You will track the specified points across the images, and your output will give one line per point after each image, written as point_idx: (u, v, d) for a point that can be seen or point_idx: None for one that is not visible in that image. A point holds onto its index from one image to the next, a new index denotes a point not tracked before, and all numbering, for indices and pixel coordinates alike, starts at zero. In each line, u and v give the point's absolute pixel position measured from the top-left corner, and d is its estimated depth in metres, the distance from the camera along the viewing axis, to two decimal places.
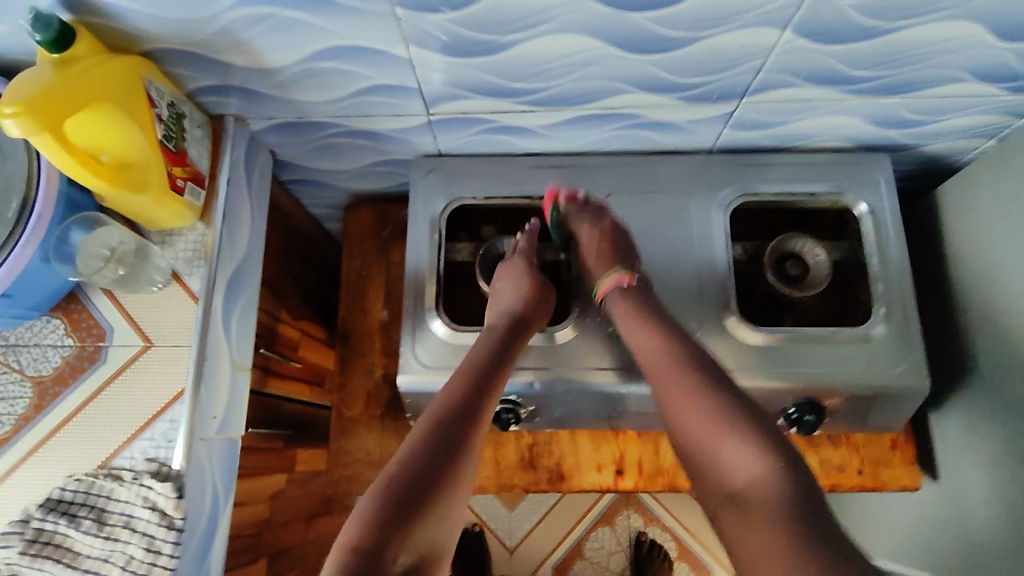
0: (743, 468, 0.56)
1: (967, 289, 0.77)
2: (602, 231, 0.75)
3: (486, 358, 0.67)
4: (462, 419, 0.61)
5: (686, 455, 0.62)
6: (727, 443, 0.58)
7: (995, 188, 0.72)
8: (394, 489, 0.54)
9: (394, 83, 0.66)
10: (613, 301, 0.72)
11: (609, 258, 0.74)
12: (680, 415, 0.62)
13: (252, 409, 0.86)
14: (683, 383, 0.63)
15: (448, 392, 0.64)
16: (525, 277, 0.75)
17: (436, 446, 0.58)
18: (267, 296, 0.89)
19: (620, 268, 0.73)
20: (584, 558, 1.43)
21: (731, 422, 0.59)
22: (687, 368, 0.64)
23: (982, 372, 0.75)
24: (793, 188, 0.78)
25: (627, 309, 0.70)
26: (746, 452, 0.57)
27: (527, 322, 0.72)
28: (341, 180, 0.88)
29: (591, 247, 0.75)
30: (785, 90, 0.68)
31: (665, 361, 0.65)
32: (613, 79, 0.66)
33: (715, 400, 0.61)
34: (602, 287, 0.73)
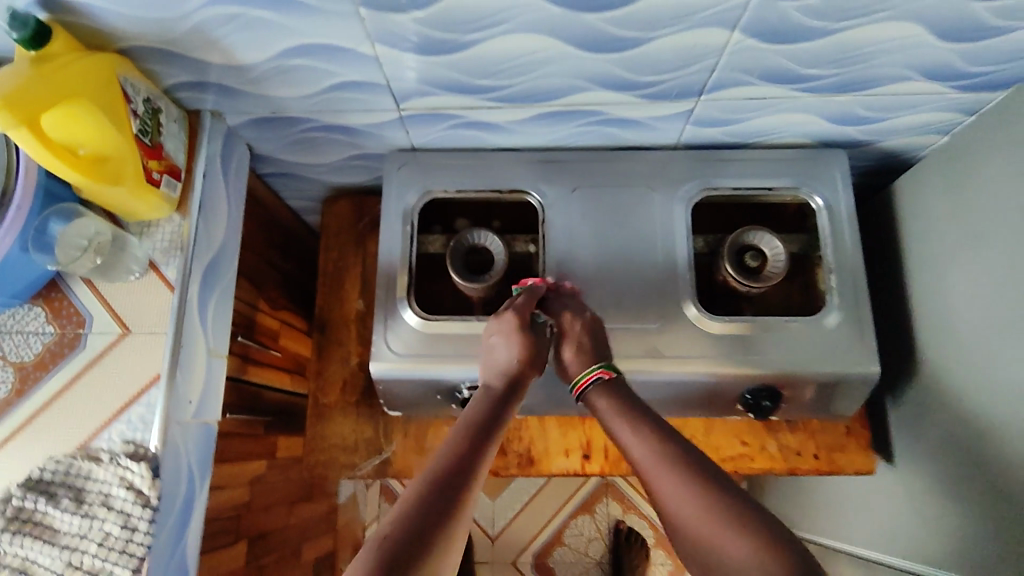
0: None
1: (919, 280, 0.80)
2: (584, 323, 0.70)
3: (484, 417, 0.60)
4: (462, 475, 0.52)
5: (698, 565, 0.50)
6: (734, 544, 0.47)
7: (946, 183, 0.75)
8: (387, 553, 0.45)
9: (363, 80, 0.68)
10: (593, 400, 0.63)
11: (587, 356, 0.67)
12: (675, 518, 0.51)
13: (231, 396, 0.88)
14: (670, 477, 0.52)
15: (444, 446, 0.55)
16: (517, 337, 0.67)
17: (435, 505, 0.49)
18: (246, 286, 0.91)
19: (602, 364, 0.65)
20: (564, 545, 1.46)
21: (728, 513, 0.49)
22: (675, 460, 0.53)
23: (933, 362, 0.78)
24: (753, 183, 0.81)
25: (612, 406, 0.61)
26: (754, 556, 0.46)
27: (522, 383, 0.66)
28: (318, 174, 0.91)
29: (570, 339, 0.68)
30: (740, 88, 0.70)
31: (651, 454, 0.54)
32: (574, 77, 0.68)
33: (723, 498, 0.50)
34: (583, 379, 0.65)
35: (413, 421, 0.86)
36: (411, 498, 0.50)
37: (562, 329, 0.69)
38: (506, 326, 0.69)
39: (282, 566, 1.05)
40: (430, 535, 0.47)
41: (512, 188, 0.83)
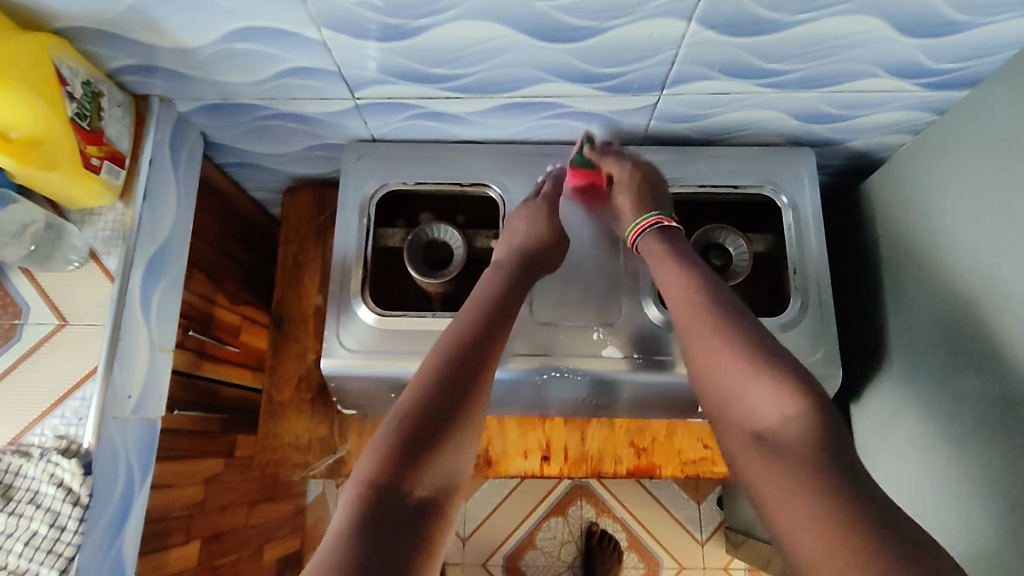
0: (775, 409, 0.55)
1: (887, 282, 0.78)
2: (633, 173, 0.75)
3: (498, 296, 0.66)
4: (479, 350, 0.60)
5: (710, 397, 0.60)
6: (757, 382, 0.56)
7: (912, 182, 0.74)
8: (398, 430, 0.53)
9: (313, 65, 0.66)
10: (649, 242, 0.71)
11: (642, 202, 0.73)
12: (709, 355, 0.60)
13: (183, 391, 0.85)
14: (710, 329, 0.60)
15: (460, 322, 0.62)
16: (544, 215, 0.75)
17: (453, 376, 0.57)
18: (203, 279, 0.88)
19: (655, 212, 0.72)
20: (536, 548, 1.43)
21: (761, 362, 0.57)
22: (716, 308, 0.61)
23: (898, 366, 0.76)
24: (718, 181, 0.80)
25: (660, 249, 0.69)
26: (772, 394, 0.55)
27: (541, 259, 0.72)
28: (278, 164, 0.88)
29: (628, 189, 0.74)
30: (703, 82, 0.69)
31: (693, 301, 0.62)
32: (531, 67, 0.66)
33: (750, 348, 0.58)
34: (640, 225, 0.72)
35: (369, 420, 0.84)
36: (434, 368, 0.57)
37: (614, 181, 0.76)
38: (539, 207, 0.76)
39: (239, 567, 1.02)
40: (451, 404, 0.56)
41: (472, 181, 0.81)
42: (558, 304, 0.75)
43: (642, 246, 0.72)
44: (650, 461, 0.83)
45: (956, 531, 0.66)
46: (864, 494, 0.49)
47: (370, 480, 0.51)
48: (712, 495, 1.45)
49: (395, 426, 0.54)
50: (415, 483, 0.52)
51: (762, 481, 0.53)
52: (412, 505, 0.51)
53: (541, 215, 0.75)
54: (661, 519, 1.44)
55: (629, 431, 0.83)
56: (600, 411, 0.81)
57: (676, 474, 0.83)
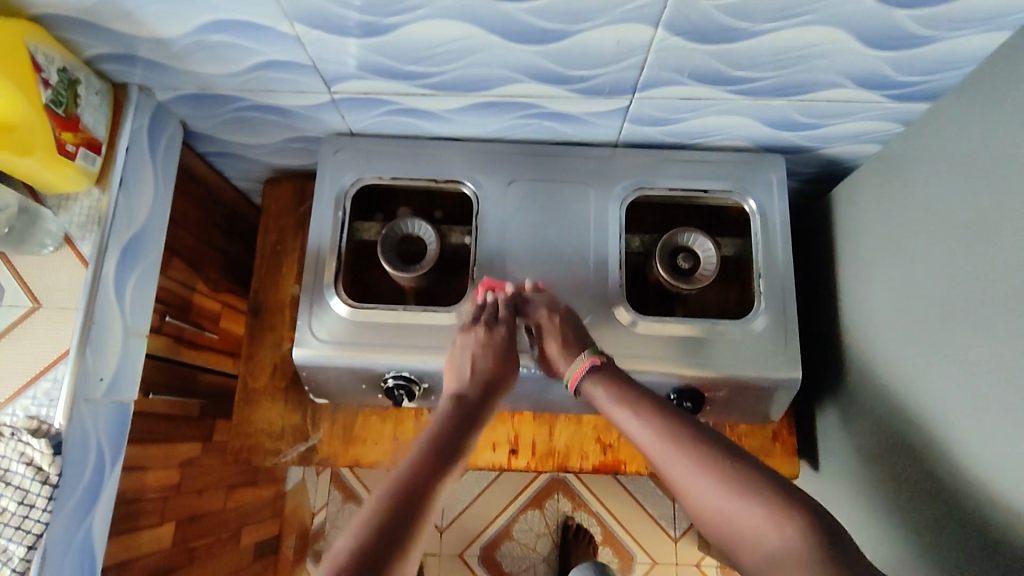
0: (772, 533, 0.51)
1: (849, 290, 0.80)
2: (561, 315, 0.72)
3: (451, 432, 0.61)
4: (428, 485, 0.54)
5: (710, 529, 0.56)
6: (745, 506, 0.53)
7: (876, 193, 0.75)
8: None
9: (288, 59, 0.67)
10: (590, 388, 0.68)
11: (569, 347, 0.71)
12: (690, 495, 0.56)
13: (161, 375, 0.87)
14: (678, 458, 0.58)
15: (410, 459, 0.57)
16: (490, 346, 0.71)
17: (400, 518, 0.51)
18: (183, 266, 0.90)
19: (589, 351, 0.70)
20: (512, 539, 1.45)
21: (736, 482, 0.54)
22: (675, 437, 0.59)
23: (855, 373, 0.78)
24: (689, 184, 0.81)
25: (607, 390, 0.67)
26: (761, 512, 0.52)
27: (492, 391, 0.68)
28: (259, 155, 0.89)
29: (553, 335, 0.71)
30: (672, 87, 0.70)
31: (661, 440, 0.60)
32: (502, 68, 0.67)
33: (716, 467, 0.56)
34: (576, 371, 0.69)
35: (341, 409, 0.86)
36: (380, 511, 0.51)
37: (540, 329, 0.72)
38: (483, 339, 0.71)
39: (215, 550, 1.03)
40: (394, 551, 0.49)
41: (446, 178, 0.82)
42: None
43: (590, 390, 0.68)
44: (615, 458, 0.84)
45: (905, 536, 0.68)
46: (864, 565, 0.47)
47: None
48: None
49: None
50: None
51: None
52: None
53: (487, 341, 0.71)
54: (635, 515, 1.46)
55: (596, 428, 0.85)
56: (569, 408, 0.82)
57: (640, 471, 0.84)
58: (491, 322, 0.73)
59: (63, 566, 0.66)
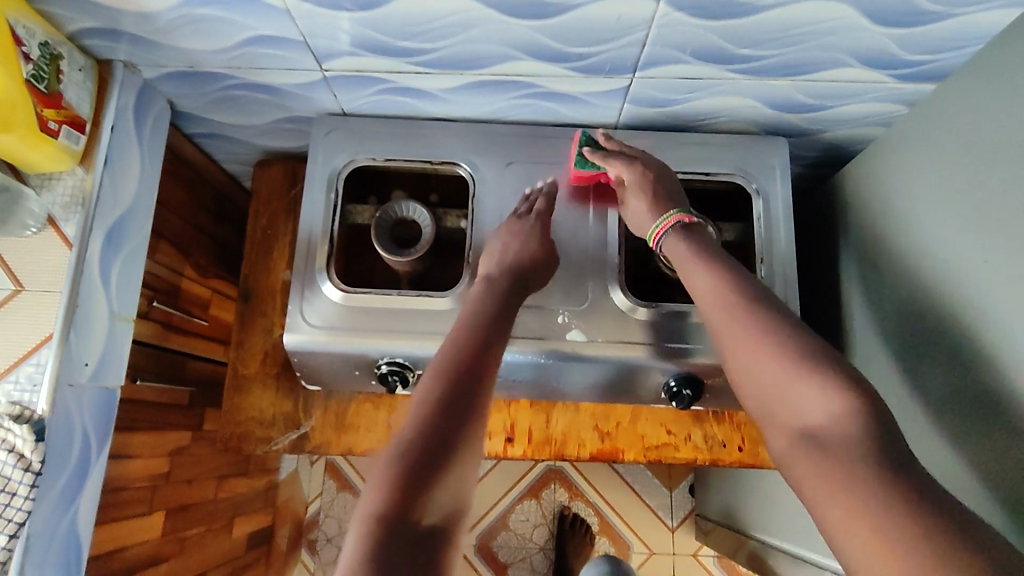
0: (816, 403, 0.50)
1: (851, 275, 0.78)
2: (651, 171, 0.70)
3: (491, 311, 0.64)
4: (477, 372, 0.56)
5: (755, 397, 0.55)
6: (801, 383, 0.52)
7: (881, 176, 0.73)
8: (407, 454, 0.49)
9: (278, 34, 0.65)
10: (669, 245, 0.66)
11: (656, 202, 0.68)
12: (742, 360, 0.56)
13: (149, 361, 0.85)
14: (743, 323, 0.57)
15: (455, 338, 0.60)
16: (530, 232, 0.73)
17: (452, 401, 0.53)
18: (171, 251, 0.88)
19: (678, 209, 0.67)
20: (508, 529, 1.43)
21: (793, 357, 0.53)
22: (740, 302, 0.58)
23: (858, 359, 0.77)
24: (689, 168, 0.79)
25: (685, 249, 0.64)
26: (816, 389, 0.51)
27: (526, 274, 0.70)
28: (249, 137, 0.87)
29: (638, 188, 0.69)
30: (674, 66, 0.68)
31: (725, 305, 0.58)
32: (500, 44, 0.65)
33: (779, 338, 0.55)
34: (662, 225, 0.66)
35: (334, 396, 0.84)
36: (431, 394, 0.53)
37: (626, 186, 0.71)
38: (525, 228, 0.73)
39: (206, 539, 1.01)
40: (452, 430, 0.51)
41: (441, 160, 0.80)
42: None
43: (663, 249, 0.67)
44: (613, 445, 0.83)
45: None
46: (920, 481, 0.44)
47: (374, 520, 0.46)
48: (683, 483, 1.46)
49: (394, 458, 0.49)
50: (420, 514, 0.46)
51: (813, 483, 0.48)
52: (416, 537, 0.46)
53: (522, 229, 0.73)
54: (632, 504, 1.45)
55: (593, 415, 0.84)
56: (567, 394, 0.81)
57: (638, 459, 0.83)
58: (528, 213, 0.75)
59: (47, 554, 0.65)
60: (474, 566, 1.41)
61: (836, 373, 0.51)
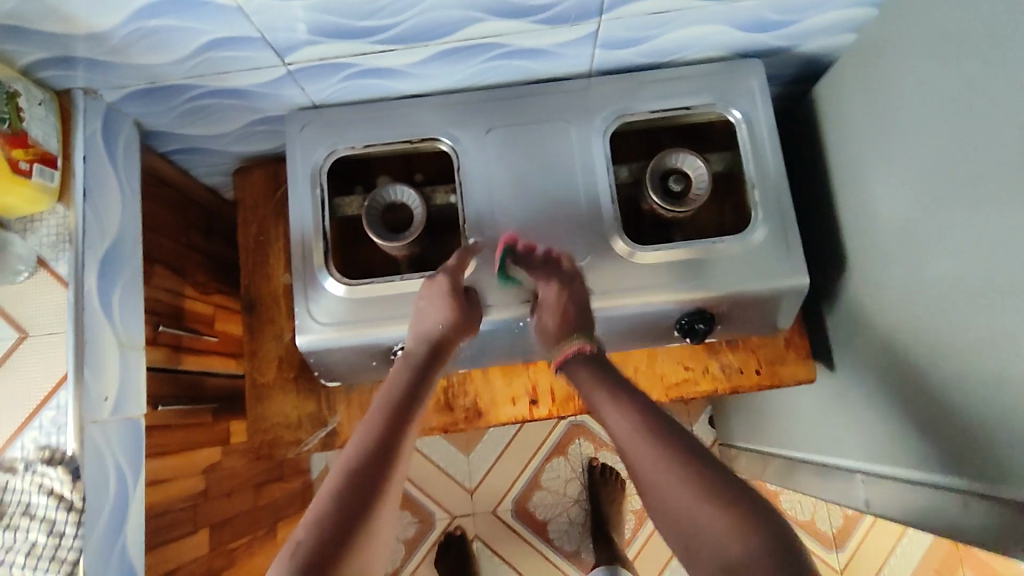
0: (736, 543, 0.48)
1: (844, 186, 0.79)
2: (569, 295, 0.70)
3: (402, 398, 0.62)
4: (381, 466, 0.55)
5: (677, 536, 0.52)
6: (721, 522, 0.49)
7: (861, 81, 0.73)
8: (299, 564, 0.48)
9: (235, 35, 0.64)
10: (574, 371, 0.66)
11: (567, 325, 0.69)
12: (652, 490, 0.54)
13: (167, 386, 0.85)
14: (647, 450, 0.56)
15: (365, 431, 0.58)
16: (445, 297, 0.69)
17: (353, 487, 0.53)
18: (167, 273, 0.87)
19: (580, 336, 0.68)
20: (542, 488, 1.46)
21: (712, 489, 0.51)
22: (650, 432, 0.57)
23: (860, 268, 0.78)
24: (670, 104, 0.78)
25: (589, 376, 0.65)
26: (730, 524, 0.49)
27: (443, 347, 0.68)
28: (224, 145, 0.86)
29: (551, 309, 0.70)
30: (640, 3, 0.67)
31: (630, 429, 0.58)
32: (460, 9, 0.64)
33: (688, 476, 0.53)
34: (562, 353, 0.68)
35: (356, 389, 0.84)
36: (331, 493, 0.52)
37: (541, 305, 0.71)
38: (439, 288, 0.70)
39: (253, 548, 1.03)
40: (357, 517, 0.51)
41: (421, 137, 0.78)
42: (538, 247, 0.75)
43: (568, 375, 0.68)
44: None
45: (921, 419, 0.69)
46: None
47: None
48: (703, 415, 1.48)
49: (291, 559, 0.48)
50: None
51: None
52: None
53: (449, 291, 0.70)
54: None
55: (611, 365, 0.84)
56: None
57: (660, 399, 0.84)
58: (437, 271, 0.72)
59: None
60: (515, 529, 1.44)
61: (742, 502, 0.50)
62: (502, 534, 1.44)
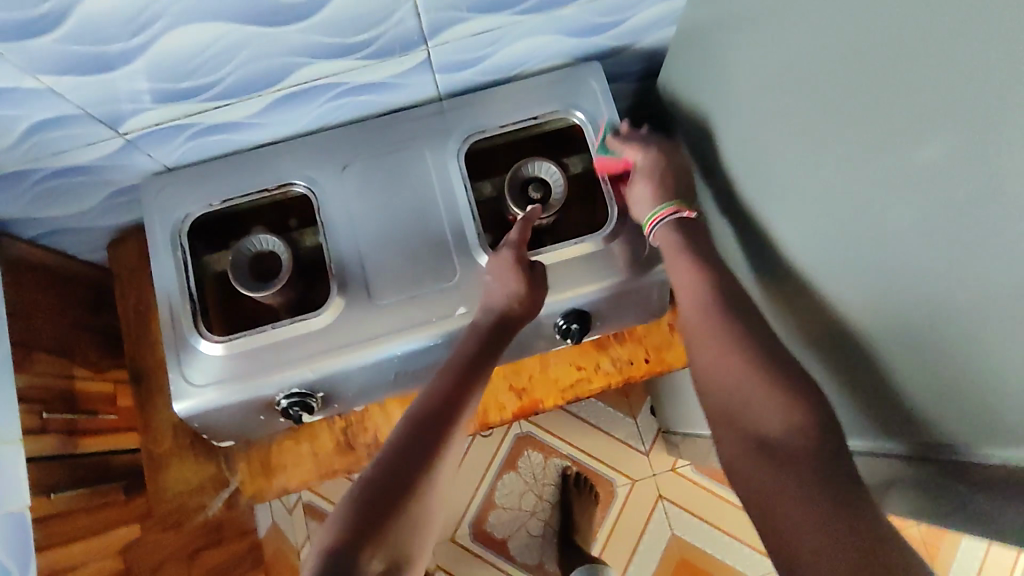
0: (779, 421, 0.55)
1: (697, 170, 0.81)
2: (658, 158, 0.74)
3: (457, 373, 0.66)
4: (437, 429, 0.61)
5: (720, 404, 0.61)
6: (765, 397, 0.57)
7: (691, 70, 0.76)
8: (360, 505, 0.55)
9: (58, 115, 0.64)
10: (666, 234, 0.71)
11: (663, 189, 0.73)
12: (711, 372, 0.63)
13: (65, 473, 0.82)
14: (713, 329, 0.64)
15: (429, 400, 0.64)
16: (511, 270, 0.72)
17: (431, 427, 0.61)
18: (49, 357, 0.84)
19: (674, 202, 0.72)
20: (497, 507, 1.45)
21: (767, 371, 0.59)
22: (715, 314, 0.65)
23: (722, 247, 0.80)
24: (517, 117, 0.80)
25: (679, 242, 0.70)
26: (773, 401, 0.57)
27: (508, 327, 0.71)
28: (89, 222, 0.85)
29: (647, 171, 0.74)
30: (461, 25, 0.68)
31: (701, 312, 0.66)
32: (280, 57, 0.65)
33: (750, 357, 0.61)
34: (657, 214, 0.71)
35: (255, 444, 0.83)
36: (390, 448, 0.59)
37: (636, 168, 0.75)
38: (506, 263, 0.72)
39: None
40: (413, 467, 0.58)
41: (278, 184, 0.78)
42: (407, 276, 0.75)
43: (658, 238, 0.72)
44: (532, 399, 0.84)
45: None
46: (840, 478, 0.50)
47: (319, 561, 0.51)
48: (643, 406, 1.50)
49: (349, 502, 0.55)
50: (369, 557, 0.52)
51: (761, 487, 0.53)
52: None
53: (513, 266, 0.72)
54: (603, 442, 1.48)
55: (506, 377, 0.84)
56: None
57: (559, 403, 0.85)
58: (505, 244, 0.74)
59: None
60: (475, 552, 1.43)
61: (791, 386, 0.57)
62: (464, 561, 1.43)
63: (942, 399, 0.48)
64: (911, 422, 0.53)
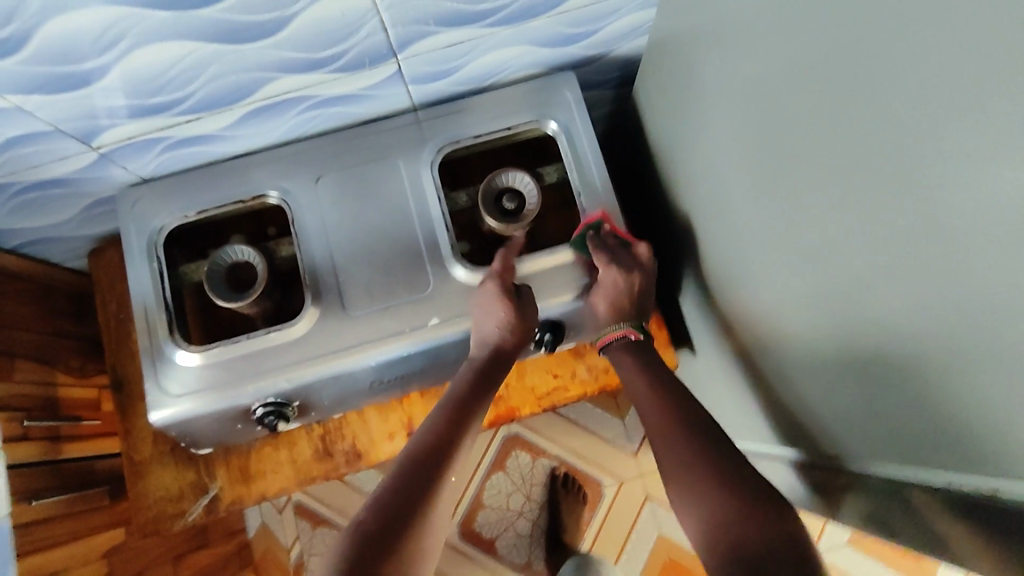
0: (751, 528, 0.53)
1: (670, 180, 0.81)
2: (628, 284, 0.75)
3: (455, 409, 0.70)
4: (437, 461, 0.63)
5: (695, 527, 0.57)
6: (733, 506, 0.55)
7: (662, 81, 0.76)
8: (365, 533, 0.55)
9: (29, 131, 0.64)
10: (614, 354, 0.78)
11: (618, 310, 0.76)
12: (679, 483, 0.61)
13: (49, 478, 0.84)
14: (675, 440, 0.63)
15: (427, 432, 0.67)
16: (500, 298, 0.72)
17: (433, 460, 0.63)
18: (30, 364, 0.85)
19: (626, 324, 0.77)
20: (485, 507, 1.46)
21: (728, 477, 0.58)
22: (672, 424, 0.65)
23: (694, 257, 0.80)
24: (491, 127, 0.80)
25: (629, 365, 0.76)
26: (739, 509, 0.55)
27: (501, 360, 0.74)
28: (69, 231, 0.86)
29: (609, 295, 0.75)
30: (429, 39, 0.68)
31: (662, 423, 0.66)
32: (248, 72, 0.65)
33: (710, 468, 0.60)
34: (607, 337, 0.77)
35: (233, 451, 0.85)
36: (394, 478, 0.61)
37: (598, 285, 0.74)
38: (493, 293, 0.72)
39: None
40: (416, 497, 0.59)
41: (253, 195, 0.79)
42: (380, 286, 0.76)
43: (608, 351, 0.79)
44: (508, 407, 0.85)
45: (760, 395, 0.72)
46: None
47: None
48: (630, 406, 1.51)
49: (355, 530, 0.56)
50: None
51: None
52: None
53: (504, 294, 0.72)
54: (590, 443, 1.49)
55: None
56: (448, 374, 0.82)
57: (535, 411, 0.86)
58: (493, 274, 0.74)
59: None
60: (464, 552, 1.44)
61: (753, 490, 0.56)
62: (453, 560, 1.44)
63: (890, 418, 0.49)
64: (866, 437, 0.53)
